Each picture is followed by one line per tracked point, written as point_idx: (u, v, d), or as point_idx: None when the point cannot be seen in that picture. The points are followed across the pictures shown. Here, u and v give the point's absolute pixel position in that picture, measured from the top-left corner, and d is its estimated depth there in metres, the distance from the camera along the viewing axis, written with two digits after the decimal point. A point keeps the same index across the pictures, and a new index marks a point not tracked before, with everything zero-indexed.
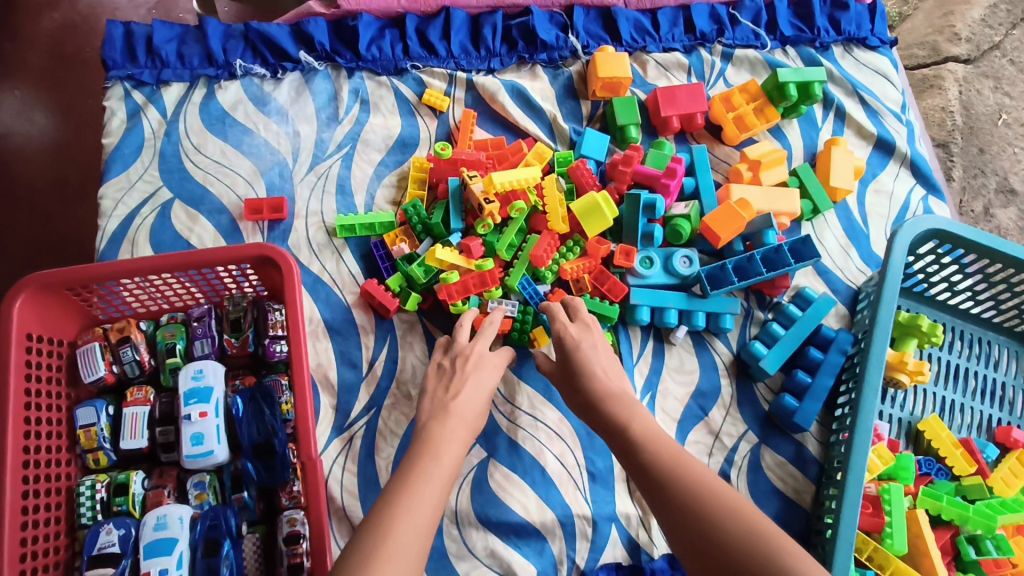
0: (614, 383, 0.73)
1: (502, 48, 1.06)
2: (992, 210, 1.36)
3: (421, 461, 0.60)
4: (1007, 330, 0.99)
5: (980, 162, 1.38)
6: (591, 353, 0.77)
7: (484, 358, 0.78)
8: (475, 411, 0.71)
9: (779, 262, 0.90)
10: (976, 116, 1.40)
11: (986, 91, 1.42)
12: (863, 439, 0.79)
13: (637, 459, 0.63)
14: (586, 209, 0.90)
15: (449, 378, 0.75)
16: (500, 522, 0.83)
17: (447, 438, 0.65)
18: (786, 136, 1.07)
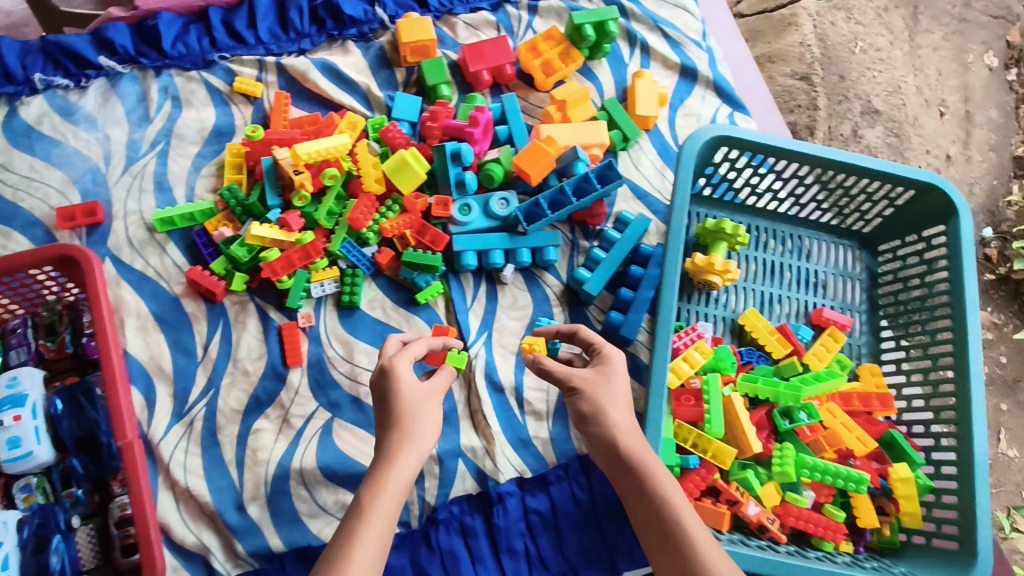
0: (625, 409, 0.71)
1: (311, 28, 1.08)
2: (859, 130, 1.50)
3: (361, 509, 0.58)
4: (813, 224, 1.08)
5: (842, 89, 1.53)
6: (606, 396, 0.71)
7: (417, 397, 0.65)
8: (430, 436, 0.64)
9: (588, 190, 0.96)
10: (832, 45, 1.55)
11: (840, 22, 1.58)
12: (665, 332, 0.85)
13: (642, 498, 0.66)
14: (395, 166, 0.93)
15: (387, 400, 0.65)
16: (349, 474, 0.86)
17: (394, 473, 0.60)
18: (597, 77, 1.12)
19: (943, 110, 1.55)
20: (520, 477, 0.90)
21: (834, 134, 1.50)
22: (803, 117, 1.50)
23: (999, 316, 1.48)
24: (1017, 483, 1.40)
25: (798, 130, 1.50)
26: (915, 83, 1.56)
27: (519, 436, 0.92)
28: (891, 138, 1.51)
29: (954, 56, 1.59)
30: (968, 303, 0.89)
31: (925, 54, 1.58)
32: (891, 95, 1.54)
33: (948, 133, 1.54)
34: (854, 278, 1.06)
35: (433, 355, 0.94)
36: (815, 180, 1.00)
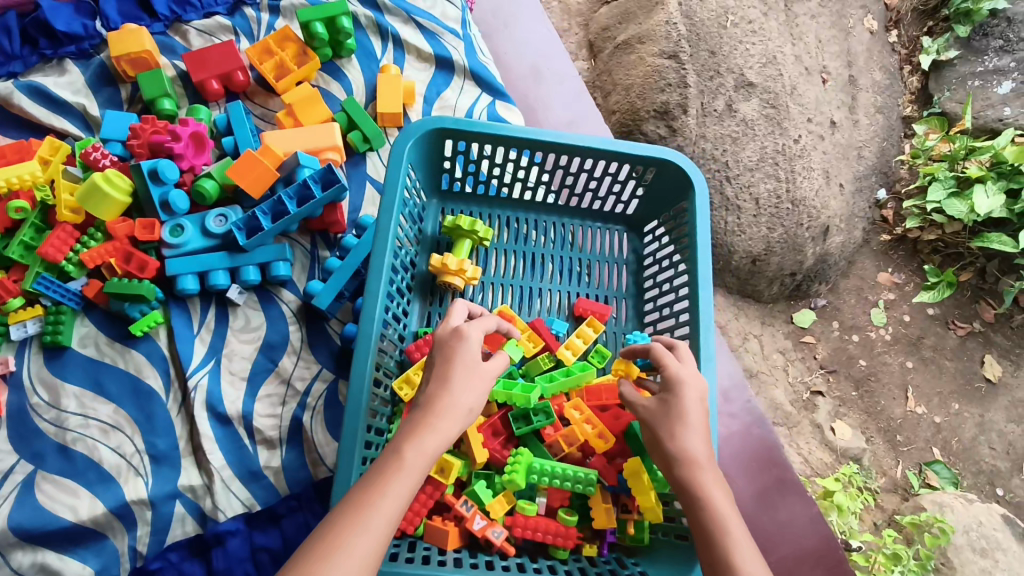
0: (703, 442, 0.65)
1: (23, 50, 1.01)
2: (734, 104, 1.35)
3: (397, 467, 0.55)
4: (577, 211, 1.03)
5: (714, 64, 1.36)
6: (667, 427, 0.66)
7: (469, 365, 0.64)
8: (472, 406, 0.62)
9: (310, 197, 0.91)
10: (700, 22, 1.38)
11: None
12: (364, 345, 0.78)
13: (700, 519, 0.59)
14: (87, 192, 0.86)
15: (446, 364, 0.64)
16: (47, 532, 0.79)
17: (427, 437, 0.58)
18: (345, 76, 1.07)
19: (824, 76, 1.47)
20: (247, 513, 0.83)
21: (708, 110, 1.34)
22: (673, 96, 1.34)
23: (900, 275, 1.52)
24: (927, 440, 1.38)
25: (671, 108, 1.34)
26: (793, 53, 1.44)
27: (248, 468, 0.85)
28: (766, 111, 1.35)
29: (833, 22, 1.54)
30: (700, 282, 0.86)
31: (802, 22, 1.49)
32: (766, 66, 1.39)
33: (830, 99, 1.46)
34: (621, 264, 1.02)
35: (151, 391, 0.87)
36: (556, 165, 0.96)
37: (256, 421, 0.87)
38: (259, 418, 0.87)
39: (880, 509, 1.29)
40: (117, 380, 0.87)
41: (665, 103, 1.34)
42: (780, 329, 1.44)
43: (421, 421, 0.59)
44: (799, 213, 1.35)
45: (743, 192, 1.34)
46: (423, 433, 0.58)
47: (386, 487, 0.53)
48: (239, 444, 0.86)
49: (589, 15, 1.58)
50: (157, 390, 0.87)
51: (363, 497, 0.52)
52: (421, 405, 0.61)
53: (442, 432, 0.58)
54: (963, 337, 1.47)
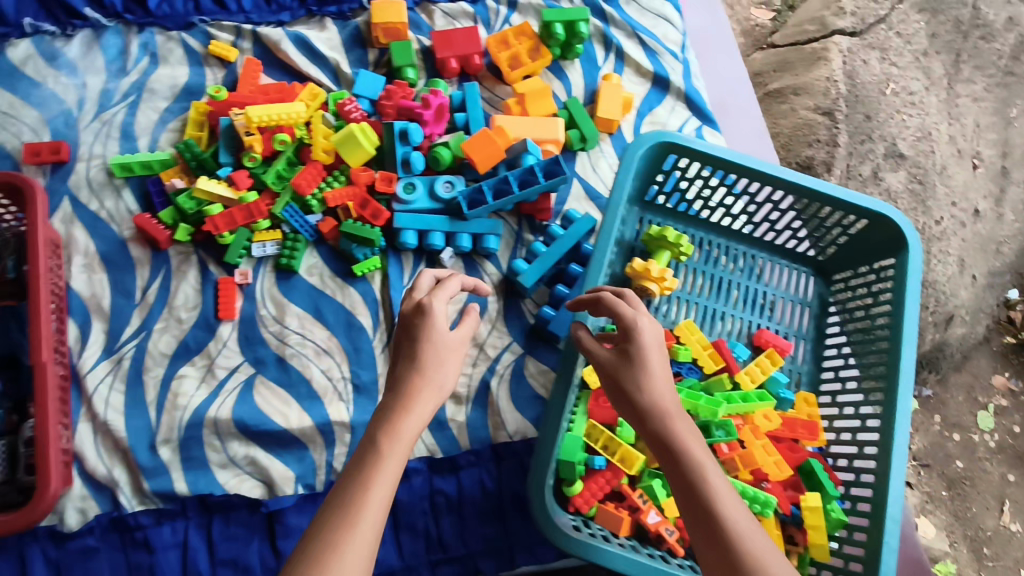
0: (671, 395, 0.65)
1: (293, 2, 1.10)
2: (880, 172, 1.43)
3: (376, 458, 0.56)
4: (769, 246, 1.05)
5: (867, 129, 1.46)
6: (625, 379, 0.66)
7: (444, 342, 0.64)
8: (445, 381, 0.63)
9: (533, 182, 0.96)
10: (861, 84, 1.48)
11: (873, 62, 1.52)
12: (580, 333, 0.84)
13: (681, 486, 0.60)
14: (343, 139, 0.95)
15: (413, 342, 0.65)
16: (259, 431, 0.88)
17: (411, 415, 0.60)
18: (566, 76, 1.12)
19: (976, 161, 1.48)
20: (430, 457, 0.90)
21: (851, 173, 1.42)
22: (822, 152, 1.42)
23: (1016, 382, 1.40)
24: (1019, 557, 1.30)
25: (815, 164, 1.41)
26: (949, 131, 1.49)
27: (436, 417, 0.91)
28: (912, 183, 1.44)
29: (995, 109, 1.54)
30: (905, 339, 0.86)
31: (963, 103, 1.52)
32: (920, 140, 1.47)
33: (981, 185, 1.47)
34: (805, 305, 1.03)
35: (362, 327, 0.95)
36: (766, 198, 0.99)
37: None
38: None
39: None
40: (334, 310, 0.95)
41: (812, 156, 1.40)
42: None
43: (396, 404, 0.60)
44: (927, 294, 1.37)
45: None
46: (398, 417, 0.59)
47: (370, 480, 0.55)
48: None
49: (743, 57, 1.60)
50: (367, 327, 0.95)
51: (348, 498, 0.53)
52: (391, 384, 0.63)
53: (426, 408, 0.61)
54: None
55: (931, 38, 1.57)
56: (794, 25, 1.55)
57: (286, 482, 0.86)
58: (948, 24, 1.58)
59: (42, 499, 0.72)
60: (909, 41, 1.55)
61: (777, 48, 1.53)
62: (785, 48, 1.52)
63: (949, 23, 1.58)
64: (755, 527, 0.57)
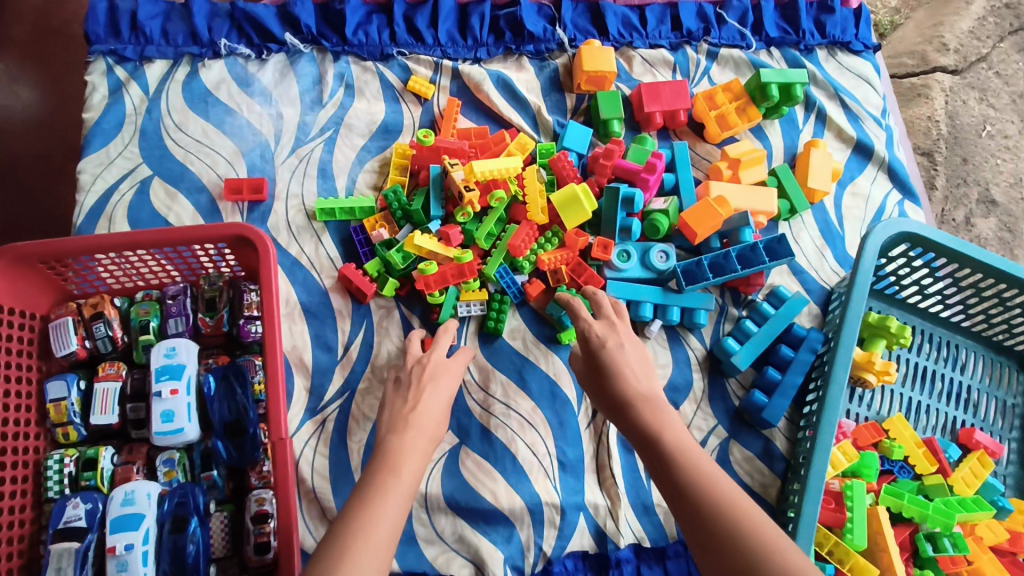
0: (642, 385, 0.71)
1: (490, 38, 1.06)
2: (972, 219, 1.41)
3: (382, 486, 0.60)
4: (974, 336, 1.01)
5: (963, 172, 1.44)
6: (627, 369, 0.72)
7: (441, 367, 0.78)
8: (436, 425, 0.71)
9: (754, 261, 0.92)
10: (962, 125, 1.45)
11: (973, 102, 1.47)
12: (826, 432, 0.81)
13: (657, 458, 0.63)
14: (564, 200, 0.90)
15: (417, 387, 0.75)
16: (469, 507, 0.84)
17: (408, 452, 0.65)
18: (767, 137, 1.08)
19: None
20: (638, 545, 0.85)
21: (946, 219, 1.42)
22: None
23: None
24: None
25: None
26: None
27: (643, 501, 0.87)
28: (1002, 233, 1.40)
29: None
30: None
31: None
32: (1013, 186, 1.43)
33: None
34: (1010, 403, 0.99)
35: (567, 400, 0.90)
36: (995, 294, 0.94)
37: None
38: None
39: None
40: (538, 379, 0.91)
41: None
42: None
43: (394, 432, 0.67)
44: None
45: None
46: (399, 445, 0.66)
47: (382, 487, 0.60)
48: (638, 474, 0.88)
49: None
50: (572, 400, 0.90)
51: (361, 497, 0.59)
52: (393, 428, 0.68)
53: (420, 449, 0.66)
54: None
55: None
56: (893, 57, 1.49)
57: (495, 562, 0.82)
58: None
59: None
60: (1007, 82, 1.48)
61: None
62: None
63: None
64: (723, 480, 0.59)
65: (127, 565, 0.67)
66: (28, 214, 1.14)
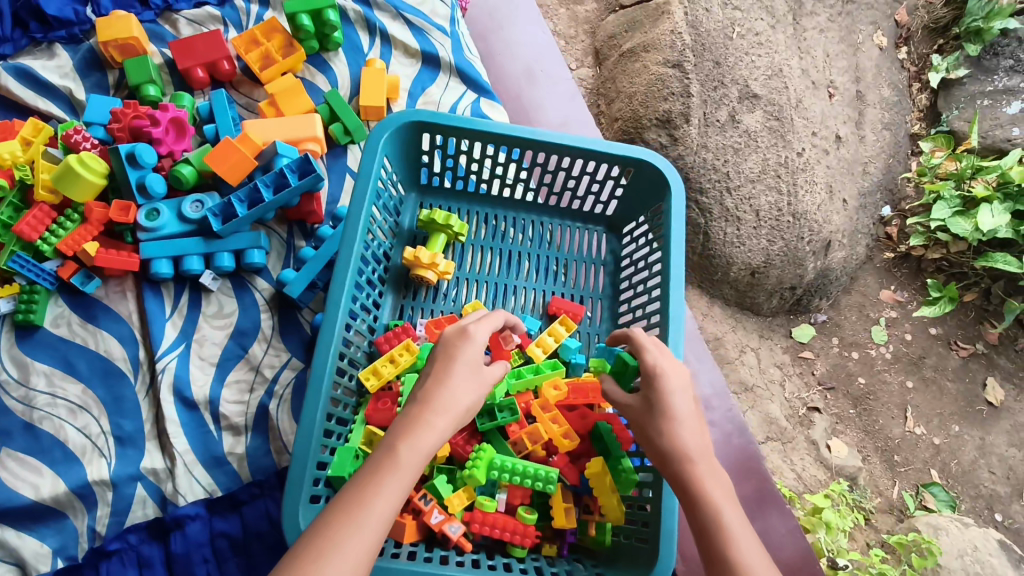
0: (695, 439, 0.64)
1: (14, 33, 1.02)
2: (736, 116, 1.34)
3: (391, 466, 0.54)
4: (555, 210, 1.03)
5: (718, 74, 1.35)
6: (681, 406, 0.65)
7: (473, 361, 0.64)
8: (468, 407, 0.61)
9: (287, 185, 0.91)
10: (706, 32, 1.36)
11: (716, 8, 1.39)
12: (328, 331, 0.77)
13: (708, 526, 0.58)
14: (61, 173, 0.86)
15: (446, 359, 0.64)
16: (6, 509, 0.78)
17: (420, 432, 0.57)
18: (332, 68, 1.07)
19: (830, 91, 1.50)
20: (208, 498, 0.82)
21: (710, 120, 1.33)
22: (675, 106, 1.32)
23: (903, 293, 1.56)
24: (925, 461, 1.41)
25: (674, 117, 1.33)
26: (800, 66, 1.46)
27: (213, 454, 0.84)
28: (770, 122, 1.35)
29: (842, 37, 1.56)
30: (673, 283, 0.85)
31: (811, 36, 1.51)
32: (771, 78, 1.38)
33: (835, 115, 1.49)
34: (599, 264, 1.02)
35: (121, 373, 0.87)
36: (535, 162, 0.95)
37: (222, 407, 0.86)
38: (225, 404, 0.87)
39: (872, 528, 1.29)
40: (87, 360, 0.87)
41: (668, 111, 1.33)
42: (778, 342, 1.47)
43: (416, 419, 0.58)
44: (800, 226, 1.36)
45: (743, 203, 1.33)
46: (418, 431, 0.57)
47: (380, 487, 0.53)
48: (204, 429, 0.85)
49: (598, 21, 1.59)
50: (128, 372, 0.87)
51: (355, 500, 0.51)
52: (418, 400, 0.60)
53: (413, 471, 0.55)
54: (966, 359, 1.51)
55: None
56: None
57: (40, 560, 0.78)
58: None
59: None
60: None
61: (626, 10, 1.48)
62: (631, 8, 1.46)
63: None
64: (762, 560, 0.55)
65: None
66: None
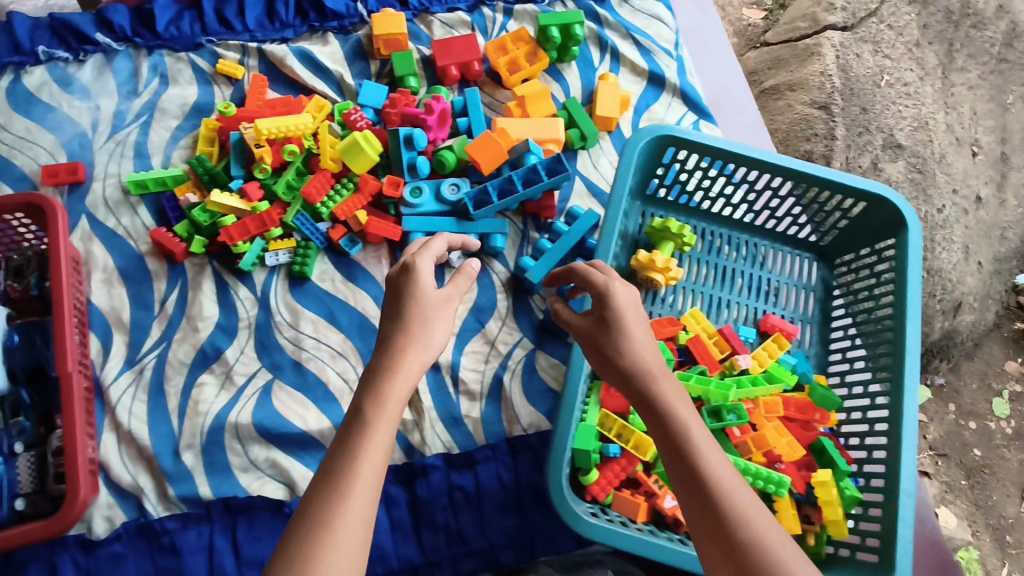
0: (653, 357, 0.65)
1: (296, 20, 1.14)
2: (879, 163, 1.39)
3: (364, 426, 0.54)
4: (771, 233, 1.07)
5: (864, 120, 1.41)
6: (640, 328, 0.67)
7: (432, 304, 0.64)
8: (437, 344, 0.63)
9: (536, 180, 0.99)
10: (856, 77, 1.43)
11: (866, 55, 1.47)
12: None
13: (670, 443, 0.60)
14: (348, 146, 0.97)
15: (403, 299, 0.65)
16: (281, 434, 0.89)
17: (393, 387, 0.58)
18: (564, 78, 1.15)
19: (974, 149, 1.46)
20: (447, 453, 0.91)
21: (852, 165, 1.37)
22: (820, 147, 1.38)
23: None
24: None
25: (814, 158, 1.37)
26: (946, 121, 1.46)
27: (451, 414, 0.93)
28: (913, 173, 1.38)
29: (991, 96, 1.53)
30: (910, 317, 0.88)
31: (958, 92, 1.51)
32: (918, 130, 1.43)
33: (978, 173, 1.44)
34: (810, 290, 1.05)
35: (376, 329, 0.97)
36: (768, 185, 1.00)
37: (463, 372, 0.95)
38: (464, 370, 0.95)
39: None
40: (347, 314, 0.97)
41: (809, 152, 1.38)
42: None
43: (380, 369, 0.59)
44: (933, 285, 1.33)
45: None
46: (386, 384, 0.58)
47: (362, 446, 0.53)
48: (446, 391, 0.94)
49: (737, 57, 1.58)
50: None
51: (337, 465, 0.53)
52: (381, 347, 0.61)
53: (392, 421, 0.56)
54: None
55: (923, 28, 1.54)
56: (788, 23, 1.52)
57: (306, 483, 0.88)
58: (937, 15, 1.56)
59: (71, 508, 0.74)
60: (901, 32, 1.51)
61: (771, 47, 1.52)
62: (778, 46, 1.50)
63: (938, 14, 1.56)
64: (731, 476, 0.57)
65: None
66: None
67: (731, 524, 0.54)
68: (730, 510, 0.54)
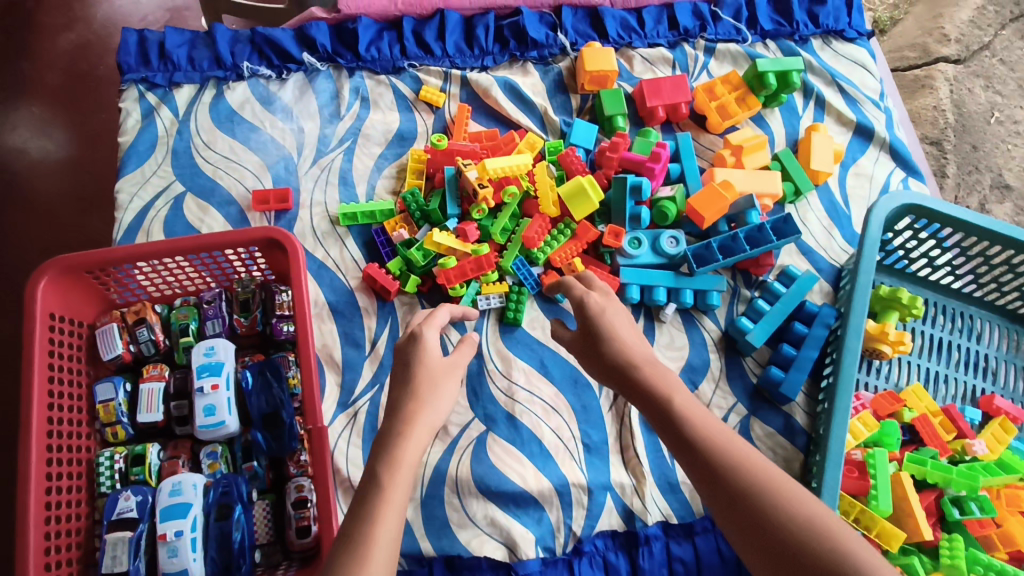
0: (639, 349, 0.65)
1: (495, 47, 1.10)
2: (987, 205, 1.32)
3: (380, 493, 0.55)
4: (989, 305, 1.02)
5: (974, 159, 1.35)
6: (621, 326, 0.67)
7: (438, 368, 0.66)
8: (442, 409, 0.64)
9: (762, 241, 0.95)
10: (969, 114, 1.37)
11: (978, 90, 1.39)
12: (843, 405, 0.84)
13: (668, 425, 0.59)
14: (572, 192, 0.94)
15: (409, 368, 0.66)
16: (500, 491, 0.87)
17: (408, 448, 0.59)
18: (768, 125, 1.10)
19: None
20: (666, 522, 0.87)
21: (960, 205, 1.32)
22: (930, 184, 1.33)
23: None
24: None
25: None
26: None
27: (667, 479, 0.90)
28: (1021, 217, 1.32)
29: None
30: None
31: None
32: None
33: None
34: None
35: (588, 385, 0.94)
36: (1005, 261, 0.95)
37: None
38: None
39: None
40: (559, 367, 0.94)
41: None
42: None
43: (391, 434, 0.60)
44: None
45: None
46: (399, 448, 0.59)
47: (379, 511, 0.54)
48: (661, 454, 0.91)
49: None
50: (594, 385, 0.94)
51: (357, 531, 0.53)
52: (389, 413, 0.62)
53: (407, 482, 0.57)
54: None
55: None
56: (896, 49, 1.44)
57: (527, 543, 0.85)
58: None
59: None
60: (1013, 68, 1.41)
61: None
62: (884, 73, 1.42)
63: None
64: (734, 439, 0.57)
65: (177, 551, 0.71)
66: (64, 229, 1.29)
67: (776, 509, 0.51)
68: (766, 495, 0.52)
